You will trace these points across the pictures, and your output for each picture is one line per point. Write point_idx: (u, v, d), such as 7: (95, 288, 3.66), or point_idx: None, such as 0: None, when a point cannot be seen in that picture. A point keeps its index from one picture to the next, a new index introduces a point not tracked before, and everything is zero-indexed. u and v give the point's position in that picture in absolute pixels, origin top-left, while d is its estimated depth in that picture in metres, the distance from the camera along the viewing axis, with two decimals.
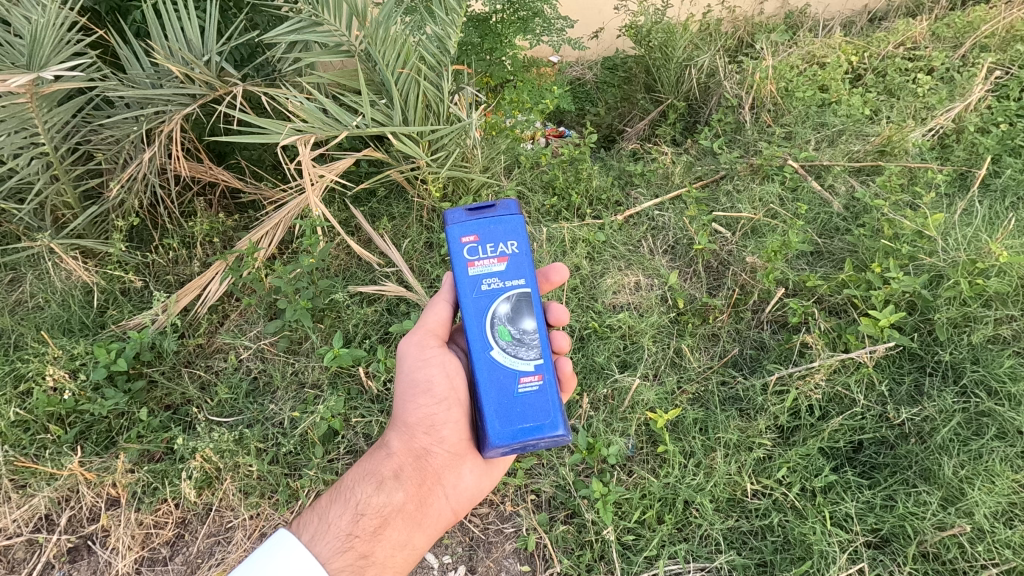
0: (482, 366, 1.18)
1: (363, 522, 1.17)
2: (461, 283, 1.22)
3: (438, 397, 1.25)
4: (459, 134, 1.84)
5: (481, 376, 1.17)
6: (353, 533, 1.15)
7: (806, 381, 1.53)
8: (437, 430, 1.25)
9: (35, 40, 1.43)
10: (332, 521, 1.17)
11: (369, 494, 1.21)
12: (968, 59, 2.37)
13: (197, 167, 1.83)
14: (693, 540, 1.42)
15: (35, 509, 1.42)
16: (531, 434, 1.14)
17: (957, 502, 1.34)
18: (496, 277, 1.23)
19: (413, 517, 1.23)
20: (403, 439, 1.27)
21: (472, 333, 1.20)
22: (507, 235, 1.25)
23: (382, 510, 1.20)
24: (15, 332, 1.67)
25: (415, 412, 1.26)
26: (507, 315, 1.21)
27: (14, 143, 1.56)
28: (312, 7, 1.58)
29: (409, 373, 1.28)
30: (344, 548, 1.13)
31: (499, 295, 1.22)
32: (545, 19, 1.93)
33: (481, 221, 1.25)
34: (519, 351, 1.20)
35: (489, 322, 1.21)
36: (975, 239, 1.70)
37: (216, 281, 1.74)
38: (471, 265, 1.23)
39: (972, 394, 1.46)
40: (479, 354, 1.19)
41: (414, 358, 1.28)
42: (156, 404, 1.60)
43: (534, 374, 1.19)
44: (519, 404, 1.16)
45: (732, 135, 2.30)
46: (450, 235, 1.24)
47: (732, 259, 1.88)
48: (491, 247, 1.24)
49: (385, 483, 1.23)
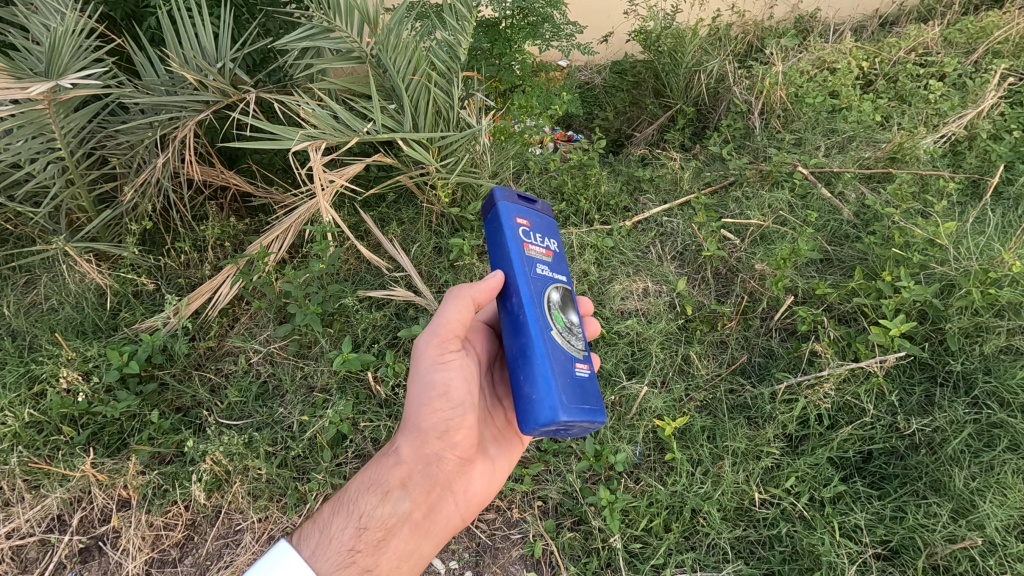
0: (543, 343, 1.13)
1: (368, 535, 1.16)
2: (519, 258, 1.20)
3: (456, 403, 1.24)
4: (469, 140, 1.85)
5: (543, 352, 1.12)
6: (357, 548, 1.14)
7: (816, 390, 1.51)
8: (449, 436, 1.25)
9: (54, 49, 1.46)
10: (335, 534, 1.15)
11: (374, 505, 1.19)
12: (980, 66, 2.36)
13: (210, 172, 1.85)
14: (701, 549, 1.42)
15: (48, 510, 1.44)
16: (590, 416, 1.12)
17: (968, 514, 1.33)
18: (547, 264, 1.24)
19: (419, 527, 1.23)
20: (412, 446, 1.24)
21: (533, 309, 1.16)
22: (551, 230, 1.31)
23: (388, 521, 1.18)
24: (30, 334, 1.70)
25: (428, 417, 1.24)
26: (560, 303, 1.21)
27: (33, 148, 1.60)
28: (324, 13, 1.58)
29: (424, 379, 1.24)
30: (346, 563, 1.11)
31: (551, 283, 1.22)
32: (553, 25, 1.96)
33: (530, 210, 1.29)
34: (572, 338, 1.19)
35: (548, 304, 1.19)
36: (987, 248, 1.69)
37: (227, 285, 1.76)
38: (526, 247, 1.22)
39: (984, 405, 1.46)
40: (540, 329, 1.15)
41: (435, 362, 1.24)
42: (167, 406, 1.61)
43: (585, 361, 1.19)
44: (578, 386, 1.14)
45: (741, 141, 2.30)
46: (504, 214, 1.23)
47: (741, 266, 1.87)
48: (541, 239, 1.26)
49: (391, 492, 1.21)
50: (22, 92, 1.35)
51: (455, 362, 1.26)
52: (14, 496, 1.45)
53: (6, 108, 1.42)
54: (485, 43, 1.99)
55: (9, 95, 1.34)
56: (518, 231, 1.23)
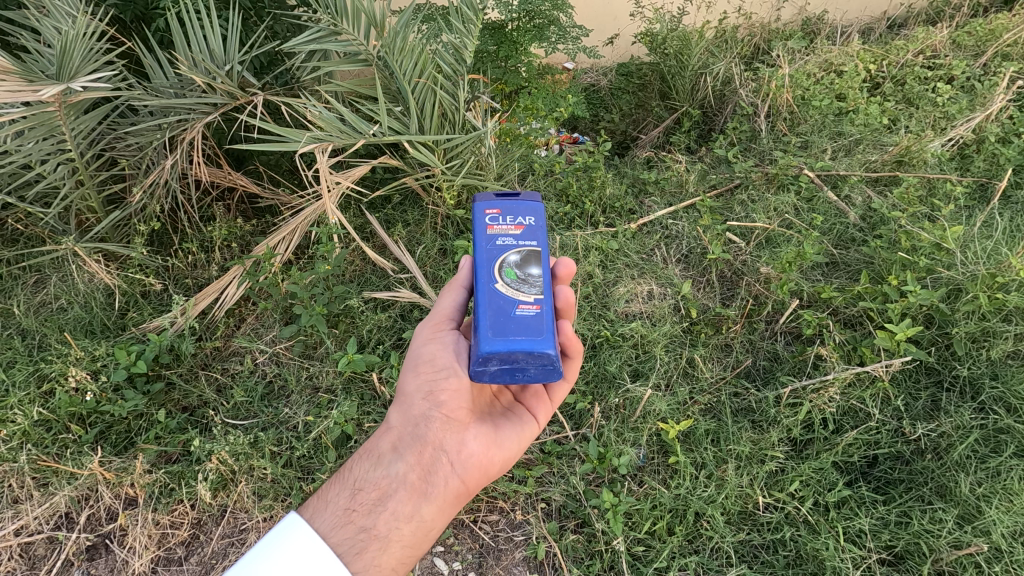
0: (482, 292, 1.14)
1: (362, 496, 1.18)
2: (477, 239, 1.21)
3: (443, 368, 1.24)
4: (474, 143, 1.87)
5: (481, 298, 1.13)
6: (352, 508, 1.16)
7: (821, 395, 1.51)
8: (434, 395, 1.24)
9: (65, 52, 1.48)
10: (332, 499, 1.18)
11: (367, 469, 1.22)
12: (989, 68, 2.35)
13: (217, 173, 1.87)
14: (704, 552, 1.41)
15: (56, 507, 1.45)
16: (529, 347, 1.07)
17: (973, 520, 1.32)
18: (511, 237, 1.21)
19: (415, 488, 1.20)
20: (401, 412, 1.27)
21: (480, 272, 1.17)
22: (526, 211, 1.25)
23: (381, 482, 1.20)
24: (39, 333, 1.71)
25: (413, 385, 1.27)
26: (519, 260, 1.18)
27: (43, 150, 1.62)
28: (331, 16, 1.58)
29: (414, 353, 1.29)
30: (343, 522, 1.14)
31: (511, 246, 1.20)
32: (560, 27, 1.98)
33: (506, 200, 1.26)
34: (525, 286, 1.15)
35: (498, 264, 1.17)
36: (995, 252, 1.67)
37: (234, 286, 1.78)
38: (490, 228, 1.22)
39: (991, 410, 1.44)
40: (483, 285, 1.15)
41: (426, 337, 1.29)
42: (174, 406, 1.63)
43: (534, 304, 1.13)
44: (515, 322, 1.10)
45: (747, 144, 2.29)
46: (473, 209, 1.25)
47: (746, 269, 1.86)
48: (511, 218, 1.24)
49: (383, 456, 1.23)
50: (33, 95, 1.36)
51: (446, 336, 1.27)
52: (22, 493, 1.46)
53: (17, 111, 1.43)
54: (491, 46, 1.99)
55: (20, 96, 1.35)
56: (485, 215, 1.23)
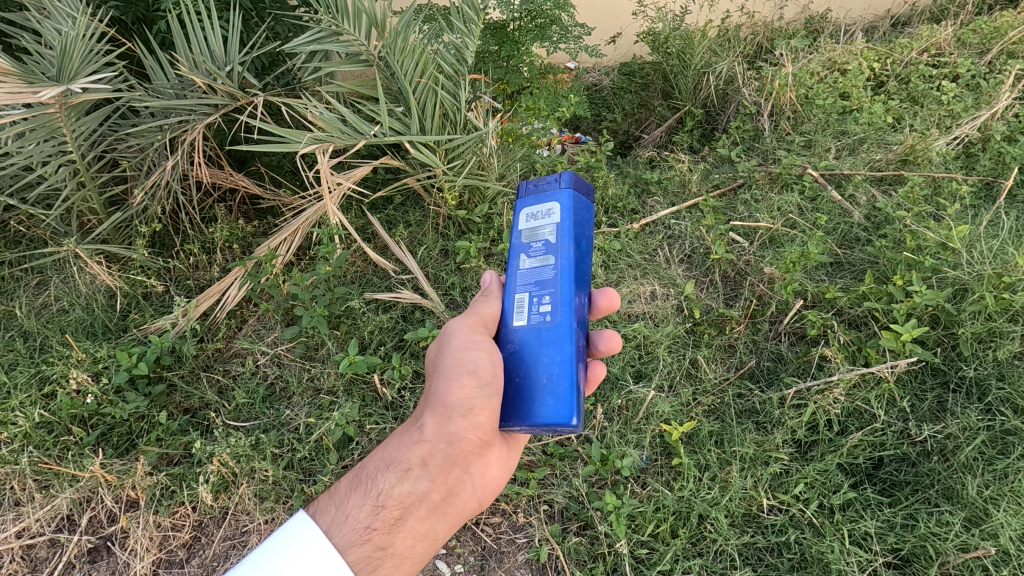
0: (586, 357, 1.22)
1: (383, 513, 1.14)
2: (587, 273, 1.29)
3: (486, 386, 1.16)
4: (476, 143, 1.85)
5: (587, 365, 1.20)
6: (374, 526, 1.13)
7: (825, 396, 1.50)
8: (472, 416, 1.18)
9: (67, 52, 1.48)
10: (351, 511, 1.14)
11: (392, 483, 1.18)
12: (994, 66, 2.32)
13: (219, 174, 1.87)
14: (707, 555, 1.40)
15: (57, 510, 1.45)
16: None
17: (981, 523, 1.30)
18: None
19: (436, 508, 1.20)
20: (436, 425, 1.21)
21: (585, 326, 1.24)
22: None
23: (405, 500, 1.16)
24: (40, 335, 1.71)
25: (454, 398, 1.18)
26: None
27: (44, 151, 1.61)
28: (332, 16, 1.57)
29: (462, 360, 1.18)
30: (362, 540, 1.11)
31: None
32: (562, 27, 1.97)
33: None
34: None
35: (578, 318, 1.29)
36: (1001, 251, 1.65)
37: (235, 287, 1.77)
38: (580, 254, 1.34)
39: (998, 412, 1.42)
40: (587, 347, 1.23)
41: (466, 340, 1.21)
42: (176, 408, 1.63)
43: None
44: None
45: (750, 143, 2.28)
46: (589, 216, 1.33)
47: (750, 269, 1.85)
48: None
49: (410, 471, 1.19)
50: (33, 96, 1.36)
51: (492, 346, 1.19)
52: (25, 495, 1.47)
53: (18, 112, 1.44)
54: (493, 46, 1.99)
55: (21, 98, 1.35)
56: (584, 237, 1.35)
